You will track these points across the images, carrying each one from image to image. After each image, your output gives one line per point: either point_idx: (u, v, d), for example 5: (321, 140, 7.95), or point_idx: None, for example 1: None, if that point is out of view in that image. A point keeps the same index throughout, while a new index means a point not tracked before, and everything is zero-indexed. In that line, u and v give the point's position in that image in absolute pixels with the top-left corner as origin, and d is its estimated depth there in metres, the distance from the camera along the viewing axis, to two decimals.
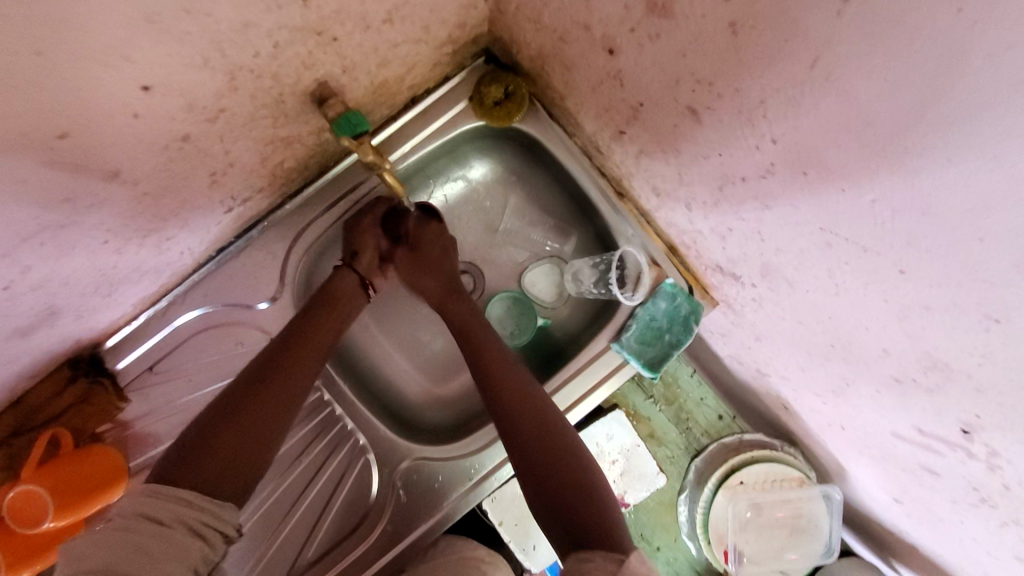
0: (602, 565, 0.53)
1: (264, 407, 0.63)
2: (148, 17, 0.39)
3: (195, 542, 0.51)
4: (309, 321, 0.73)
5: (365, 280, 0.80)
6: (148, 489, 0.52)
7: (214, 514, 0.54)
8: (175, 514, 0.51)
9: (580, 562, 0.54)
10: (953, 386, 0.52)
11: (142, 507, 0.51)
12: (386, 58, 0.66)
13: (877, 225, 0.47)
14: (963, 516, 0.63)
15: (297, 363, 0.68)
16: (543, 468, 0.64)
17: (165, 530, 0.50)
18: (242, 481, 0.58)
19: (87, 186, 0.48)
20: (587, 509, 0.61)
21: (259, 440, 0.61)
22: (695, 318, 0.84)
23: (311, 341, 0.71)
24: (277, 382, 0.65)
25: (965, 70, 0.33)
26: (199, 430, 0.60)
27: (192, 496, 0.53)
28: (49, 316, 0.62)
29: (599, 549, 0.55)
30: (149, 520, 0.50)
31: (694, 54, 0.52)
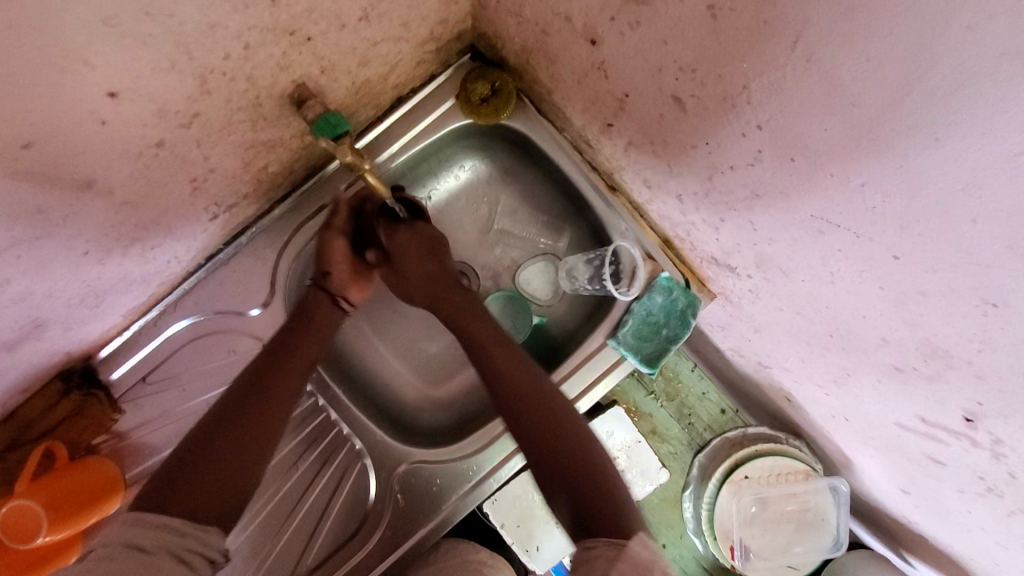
0: (605, 552, 0.52)
1: (249, 430, 0.61)
2: (107, 20, 0.38)
3: (177, 567, 0.49)
4: (292, 338, 0.71)
5: (336, 296, 0.77)
6: (131, 518, 0.51)
7: (200, 539, 0.53)
8: (157, 542, 0.50)
9: (584, 550, 0.53)
10: (954, 374, 0.50)
11: (126, 537, 0.50)
12: (366, 57, 0.65)
13: (868, 210, 0.46)
14: (971, 506, 0.61)
15: (281, 383, 0.66)
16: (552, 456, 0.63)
17: (149, 557, 0.49)
18: (232, 506, 0.57)
19: (60, 196, 0.47)
20: (596, 490, 0.59)
21: (247, 465, 0.60)
22: (692, 311, 0.83)
23: (296, 359, 0.69)
24: (261, 403, 0.64)
25: (947, 43, 0.32)
26: (181, 456, 0.59)
27: (177, 522, 0.52)
28: (36, 330, 0.61)
29: (604, 536, 0.54)
30: (133, 548, 0.49)
31: (675, 41, 0.51)
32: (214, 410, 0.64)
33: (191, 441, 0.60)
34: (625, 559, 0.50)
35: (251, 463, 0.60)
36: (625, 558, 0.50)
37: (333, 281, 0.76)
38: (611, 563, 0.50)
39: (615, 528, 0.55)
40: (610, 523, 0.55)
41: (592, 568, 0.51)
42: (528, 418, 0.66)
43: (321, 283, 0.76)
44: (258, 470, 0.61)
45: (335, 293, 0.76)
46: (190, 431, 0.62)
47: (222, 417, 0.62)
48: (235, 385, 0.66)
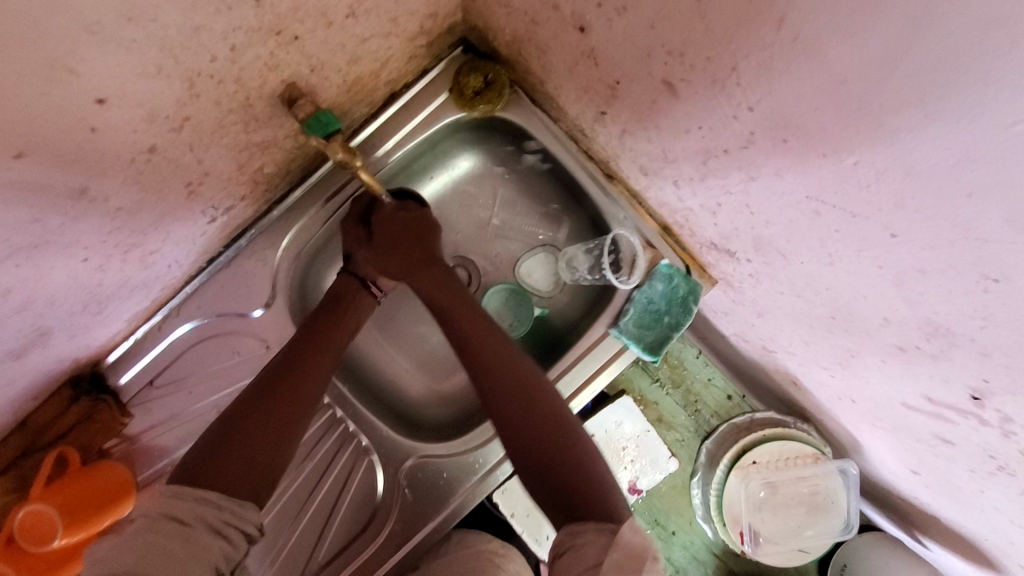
0: (595, 538, 0.53)
1: (282, 403, 0.63)
2: (89, 28, 0.38)
3: (215, 541, 0.51)
4: (322, 322, 0.73)
5: (367, 281, 0.78)
6: (169, 492, 0.53)
7: (235, 513, 0.54)
8: (195, 515, 0.52)
9: (574, 536, 0.55)
10: (959, 351, 0.49)
11: (165, 508, 0.51)
12: (355, 54, 0.65)
13: (864, 188, 0.45)
14: (984, 485, 0.61)
15: (311, 362, 0.68)
16: (535, 439, 0.63)
17: (186, 529, 0.50)
18: (264, 478, 0.58)
19: (55, 205, 0.48)
20: (581, 474, 0.60)
21: (279, 437, 0.61)
22: (694, 298, 0.82)
23: (326, 343, 0.71)
24: (295, 380, 0.65)
25: (935, 15, 0.31)
26: (217, 430, 0.60)
27: (214, 497, 0.54)
28: (41, 337, 0.62)
29: (592, 521, 0.55)
30: (171, 520, 0.51)
31: (662, 25, 0.50)
32: (248, 387, 0.65)
33: (227, 414, 0.62)
34: (620, 547, 0.52)
35: (282, 438, 0.61)
36: (619, 544, 0.52)
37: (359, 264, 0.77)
38: (602, 549, 0.52)
39: (602, 513, 0.56)
40: (598, 509, 0.57)
41: (579, 558, 0.53)
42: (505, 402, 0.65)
43: (348, 268, 0.78)
44: (289, 444, 0.62)
45: (364, 276, 0.77)
46: (225, 408, 0.63)
47: (256, 393, 0.63)
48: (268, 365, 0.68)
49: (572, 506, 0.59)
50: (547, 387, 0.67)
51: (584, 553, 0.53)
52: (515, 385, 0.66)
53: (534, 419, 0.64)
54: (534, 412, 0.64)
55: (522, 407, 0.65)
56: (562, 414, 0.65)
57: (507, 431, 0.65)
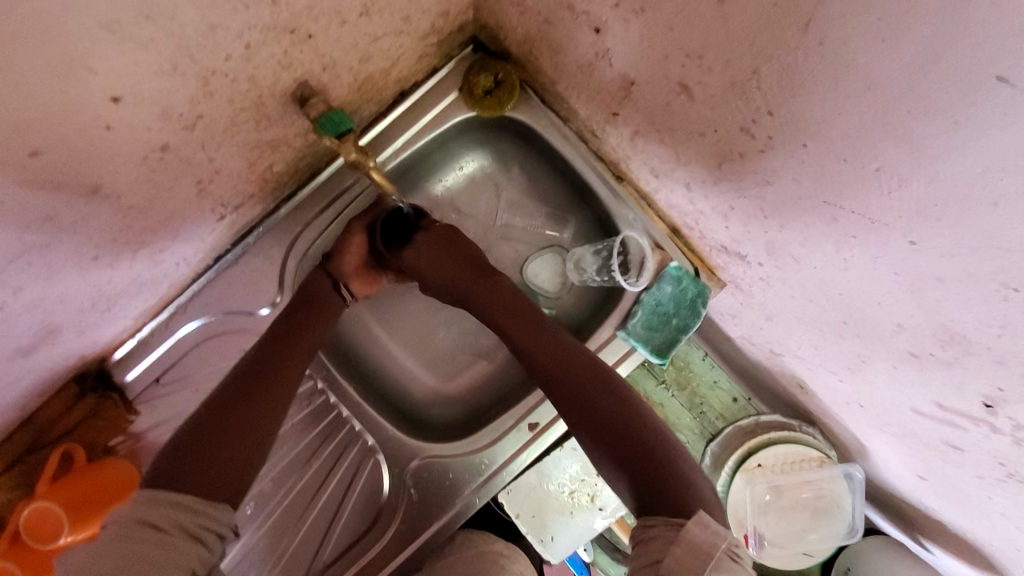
0: (663, 532, 0.52)
1: (253, 408, 0.63)
2: (107, 26, 0.38)
3: (190, 545, 0.50)
4: (293, 324, 0.73)
5: (340, 283, 0.78)
6: (143, 497, 0.52)
7: (211, 516, 0.53)
8: (171, 520, 0.51)
9: (646, 528, 0.54)
10: (974, 359, 0.49)
11: (138, 513, 0.51)
12: (367, 53, 0.64)
13: (883, 194, 0.45)
14: (992, 492, 0.61)
15: (283, 365, 0.68)
16: (600, 434, 0.64)
17: (160, 534, 0.49)
18: (239, 482, 0.58)
19: (68, 203, 0.47)
20: (657, 465, 0.59)
21: (250, 442, 0.61)
22: (702, 300, 0.81)
23: (297, 346, 0.71)
24: (266, 385, 0.66)
25: (968, 23, 0.31)
26: (188, 434, 0.60)
27: (188, 500, 0.53)
28: (50, 334, 0.62)
29: (662, 514, 0.55)
30: (146, 526, 0.50)
31: (682, 27, 0.50)
32: (217, 392, 0.65)
33: (199, 418, 0.62)
34: (681, 542, 0.50)
35: (251, 441, 0.61)
36: (680, 541, 0.50)
37: (336, 267, 0.78)
38: (667, 546, 0.51)
39: (675, 506, 0.55)
40: (672, 501, 0.56)
41: (650, 551, 0.52)
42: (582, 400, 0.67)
43: (323, 268, 0.77)
44: (257, 448, 0.62)
45: (337, 279, 0.77)
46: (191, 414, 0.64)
47: (228, 398, 0.64)
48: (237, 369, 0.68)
49: (646, 498, 0.58)
50: (613, 384, 0.67)
51: (656, 545, 0.52)
52: (578, 383, 0.68)
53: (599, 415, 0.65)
54: (594, 409, 0.65)
55: (589, 403, 0.66)
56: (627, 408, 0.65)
57: (589, 424, 0.65)
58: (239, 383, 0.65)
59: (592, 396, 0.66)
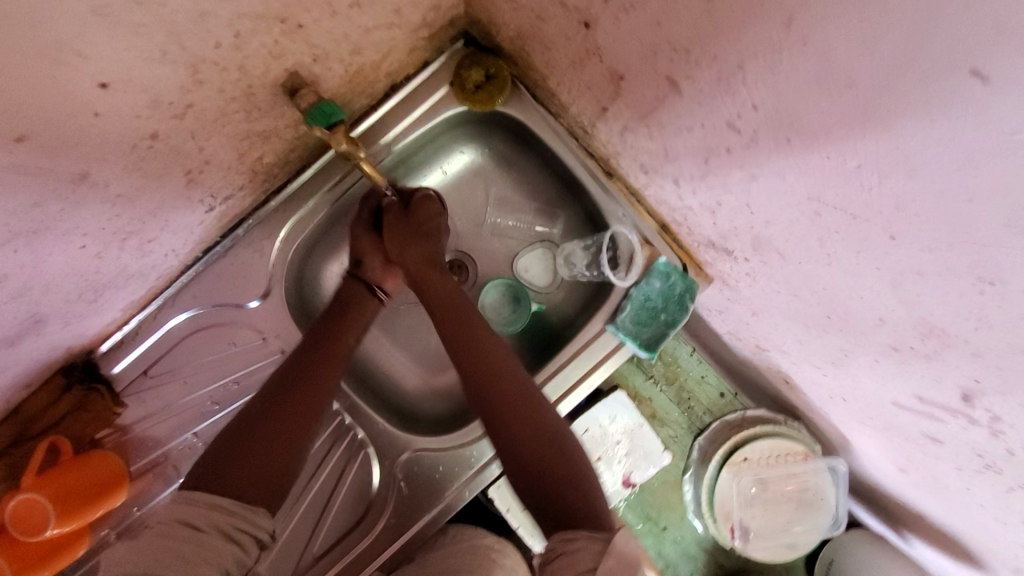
0: (589, 545, 0.53)
1: (295, 412, 0.63)
2: (97, 11, 0.38)
3: (228, 546, 0.51)
4: (334, 324, 0.73)
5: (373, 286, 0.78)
6: (184, 497, 0.54)
7: (248, 519, 0.54)
8: (207, 520, 0.52)
9: (564, 542, 0.55)
10: (950, 352, 0.50)
11: (180, 514, 0.52)
12: (359, 45, 0.65)
13: (864, 188, 0.46)
14: (970, 483, 0.62)
15: (324, 368, 0.68)
16: (510, 452, 0.64)
17: (200, 534, 0.50)
18: (274, 486, 0.58)
19: (55, 189, 0.47)
20: (573, 488, 0.61)
21: (291, 445, 0.61)
22: (690, 295, 0.83)
23: (336, 345, 0.71)
24: (304, 388, 0.65)
25: (941, 19, 0.32)
26: (230, 435, 0.61)
27: (227, 502, 0.54)
28: (36, 324, 0.62)
29: (583, 529, 0.56)
30: (184, 525, 0.51)
31: (670, 22, 0.51)
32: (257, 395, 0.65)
33: (238, 422, 0.62)
34: (614, 555, 0.52)
35: (294, 448, 0.61)
36: (612, 552, 0.52)
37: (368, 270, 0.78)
38: (595, 558, 0.52)
39: (594, 522, 0.56)
40: (588, 518, 0.57)
41: (572, 564, 0.52)
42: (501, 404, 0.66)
43: (355, 273, 0.78)
44: (298, 452, 0.62)
45: (370, 282, 0.77)
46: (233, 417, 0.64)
47: (268, 397, 0.64)
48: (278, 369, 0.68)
49: (563, 516, 0.59)
50: (546, 403, 0.68)
51: (578, 558, 0.53)
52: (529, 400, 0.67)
53: (518, 437, 0.64)
54: (530, 423, 0.65)
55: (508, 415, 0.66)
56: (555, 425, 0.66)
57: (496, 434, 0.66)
58: (279, 385, 0.65)
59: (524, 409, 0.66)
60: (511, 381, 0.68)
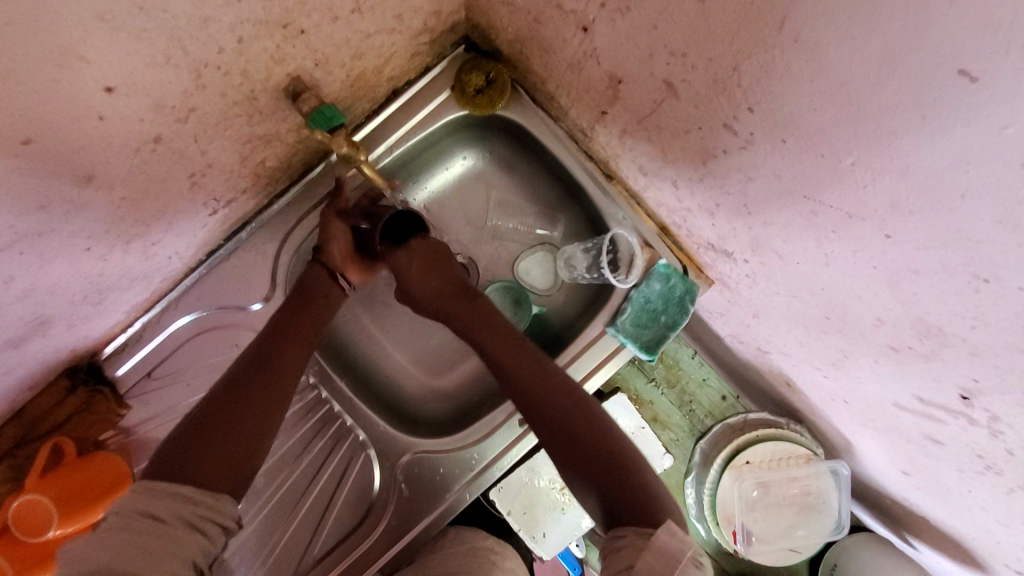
0: (635, 541, 0.54)
1: (256, 401, 0.63)
2: (101, 16, 0.39)
3: (192, 536, 0.51)
4: (296, 312, 0.73)
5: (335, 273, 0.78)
6: (142, 487, 0.53)
7: (213, 508, 0.54)
8: (168, 509, 0.52)
9: (614, 539, 0.56)
10: (949, 351, 0.50)
11: (139, 504, 0.51)
12: (360, 49, 0.65)
13: (859, 189, 0.46)
14: (972, 485, 0.62)
15: (281, 357, 0.68)
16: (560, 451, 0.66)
17: (162, 526, 0.50)
18: (238, 473, 0.59)
19: (61, 192, 0.48)
20: (625, 484, 0.61)
21: (254, 433, 0.62)
22: (690, 298, 0.83)
23: (297, 333, 0.71)
24: (265, 378, 0.65)
25: (930, 19, 0.32)
26: (192, 423, 0.61)
27: (189, 490, 0.54)
28: (41, 326, 0.62)
29: (631, 527, 0.56)
30: (147, 516, 0.51)
31: (665, 26, 0.51)
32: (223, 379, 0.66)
33: (199, 407, 0.63)
34: (653, 550, 0.52)
35: (257, 436, 0.62)
36: (650, 547, 0.52)
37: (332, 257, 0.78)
38: (636, 553, 0.53)
39: (645, 518, 0.57)
40: (640, 513, 0.58)
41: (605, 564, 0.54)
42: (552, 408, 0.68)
43: (319, 258, 0.77)
44: (263, 439, 0.63)
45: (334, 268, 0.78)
46: (196, 401, 0.64)
47: (227, 387, 0.64)
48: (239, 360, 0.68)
49: (616, 513, 0.59)
50: (581, 399, 0.68)
51: (623, 555, 0.54)
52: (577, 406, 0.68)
53: (574, 438, 0.65)
54: (581, 427, 0.66)
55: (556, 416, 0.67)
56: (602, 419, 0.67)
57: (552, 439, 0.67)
58: (237, 376, 0.65)
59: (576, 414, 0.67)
60: (560, 389, 0.69)
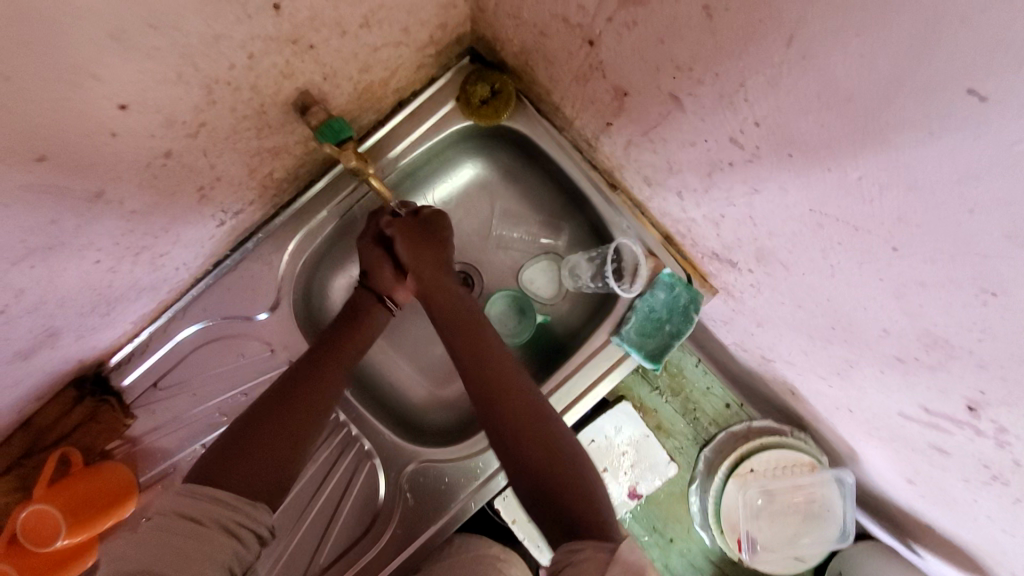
0: (595, 554, 0.52)
1: (296, 415, 0.65)
2: (115, 35, 0.39)
3: (230, 542, 0.51)
4: (340, 330, 0.75)
5: (384, 296, 0.79)
6: (184, 490, 0.54)
7: (249, 514, 0.55)
8: (209, 515, 0.52)
9: (571, 553, 0.53)
10: (956, 363, 0.51)
11: (182, 507, 0.52)
12: (367, 63, 0.66)
13: (866, 203, 0.47)
14: (977, 495, 0.62)
15: (326, 374, 0.70)
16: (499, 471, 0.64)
17: (205, 530, 0.51)
18: (274, 483, 0.60)
19: (72, 207, 0.48)
20: (577, 498, 0.60)
21: (292, 446, 0.63)
22: (695, 307, 0.84)
23: (345, 352, 0.73)
24: (309, 393, 0.67)
25: (936, 39, 0.33)
26: (235, 432, 0.62)
27: (230, 497, 0.54)
28: (50, 337, 0.63)
29: (589, 541, 0.54)
30: (186, 519, 0.51)
31: (672, 41, 0.52)
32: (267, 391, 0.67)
33: (248, 415, 0.64)
34: (618, 563, 0.50)
35: (295, 448, 0.63)
36: (617, 560, 0.50)
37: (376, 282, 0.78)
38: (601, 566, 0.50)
39: (601, 533, 0.55)
40: (594, 529, 0.56)
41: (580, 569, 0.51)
42: (509, 414, 0.66)
43: (364, 284, 0.78)
44: (298, 453, 0.63)
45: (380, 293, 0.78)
46: (239, 415, 0.65)
47: (272, 399, 0.66)
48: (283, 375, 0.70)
49: (574, 527, 0.57)
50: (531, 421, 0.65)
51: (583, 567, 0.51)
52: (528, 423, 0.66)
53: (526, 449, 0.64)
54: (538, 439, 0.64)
55: (511, 433, 0.65)
56: (564, 437, 0.65)
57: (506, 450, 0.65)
58: (280, 389, 0.67)
59: (536, 429, 0.65)
60: (518, 397, 0.67)
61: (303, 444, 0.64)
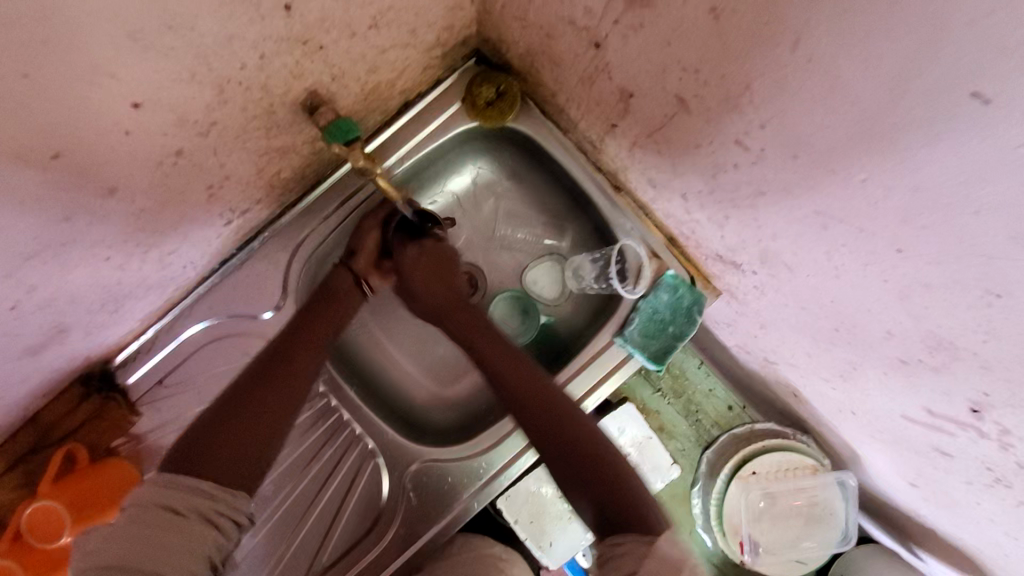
0: (635, 548, 0.56)
1: (271, 400, 0.65)
2: (132, 35, 0.40)
3: (207, 531, 0.52)
4: (312, 314, 0.75)
5: (360, 279, 0.78)
6: (163, 479, 0.54)
7: (226, 502, 0.55)
8: (186, 504, 0.53)
9: (614, 546, 0.58)
10: (960, 364, 0.51)
11: (160, 497, 0.52)
12: (375, 64, 0.67)
13: (870, 206, 0.47)
14: (980, 498, 0.62)
15: (297, 359, 0.70)
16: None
17: (181, 520, 0.51)
18: (253, 470, 0.59)
19: (85, 204, 0.49)
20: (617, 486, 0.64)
21: (268, 430, 0.63)
22: (698, 309, 0.84)
23: (315, 334, 0.73)
24: (282, 379, 0.67)
25: (943, 42, 0.33)
26: (210, 418, 0.62)
27: (207, 486, 0.54)
28: (59, 334, 0.63)
29: (631, 533, 0.58)
30: (164, 509, 0.51)
31: (679, 44, 0.52)
32: (238, 380, 0.67)
33: (222, 403, 0.64)
34: (654, 556, 0.54)
35: (271, 434, 0.63)
36: (654, 554, 0.54)
37: (359, 264, 0.78)
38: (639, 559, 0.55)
39: (644, 525, 0.59)
40: (638, 521, 0.59)
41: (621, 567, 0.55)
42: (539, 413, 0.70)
43: (346, 264, 0.78)
44: (276, 438, 0.63)
45: (358, 275, 0.78)
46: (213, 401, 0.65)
47: (249, 385, 0.66)
48: (256, 360, 0.70)
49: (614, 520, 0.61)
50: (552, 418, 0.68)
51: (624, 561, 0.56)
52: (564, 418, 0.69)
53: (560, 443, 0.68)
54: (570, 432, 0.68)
55: (549, 431, 0.69)
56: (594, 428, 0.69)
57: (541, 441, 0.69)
58: (255, 376, 0.67)
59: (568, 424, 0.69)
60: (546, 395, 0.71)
61: (278, 429, 0.64)
